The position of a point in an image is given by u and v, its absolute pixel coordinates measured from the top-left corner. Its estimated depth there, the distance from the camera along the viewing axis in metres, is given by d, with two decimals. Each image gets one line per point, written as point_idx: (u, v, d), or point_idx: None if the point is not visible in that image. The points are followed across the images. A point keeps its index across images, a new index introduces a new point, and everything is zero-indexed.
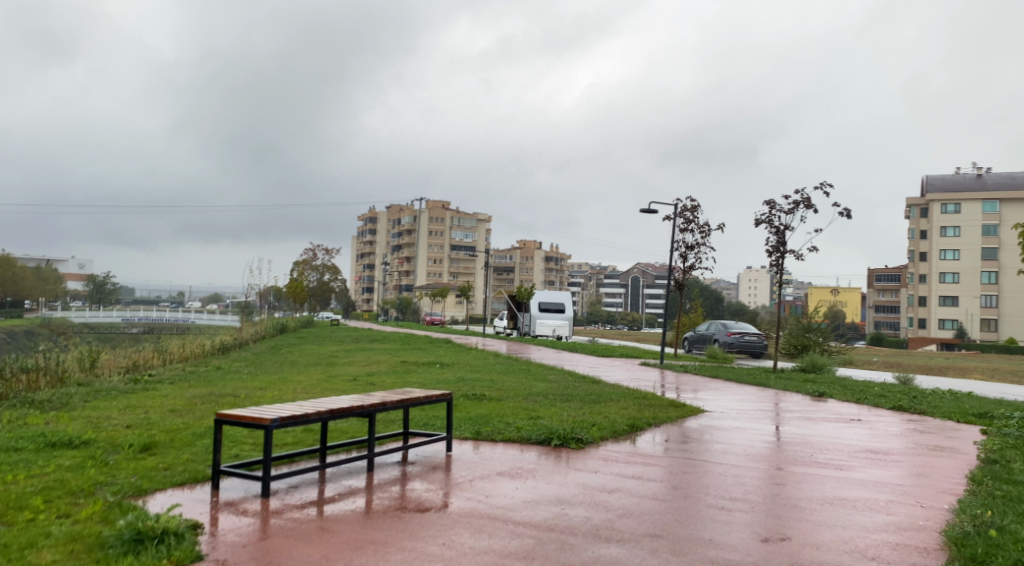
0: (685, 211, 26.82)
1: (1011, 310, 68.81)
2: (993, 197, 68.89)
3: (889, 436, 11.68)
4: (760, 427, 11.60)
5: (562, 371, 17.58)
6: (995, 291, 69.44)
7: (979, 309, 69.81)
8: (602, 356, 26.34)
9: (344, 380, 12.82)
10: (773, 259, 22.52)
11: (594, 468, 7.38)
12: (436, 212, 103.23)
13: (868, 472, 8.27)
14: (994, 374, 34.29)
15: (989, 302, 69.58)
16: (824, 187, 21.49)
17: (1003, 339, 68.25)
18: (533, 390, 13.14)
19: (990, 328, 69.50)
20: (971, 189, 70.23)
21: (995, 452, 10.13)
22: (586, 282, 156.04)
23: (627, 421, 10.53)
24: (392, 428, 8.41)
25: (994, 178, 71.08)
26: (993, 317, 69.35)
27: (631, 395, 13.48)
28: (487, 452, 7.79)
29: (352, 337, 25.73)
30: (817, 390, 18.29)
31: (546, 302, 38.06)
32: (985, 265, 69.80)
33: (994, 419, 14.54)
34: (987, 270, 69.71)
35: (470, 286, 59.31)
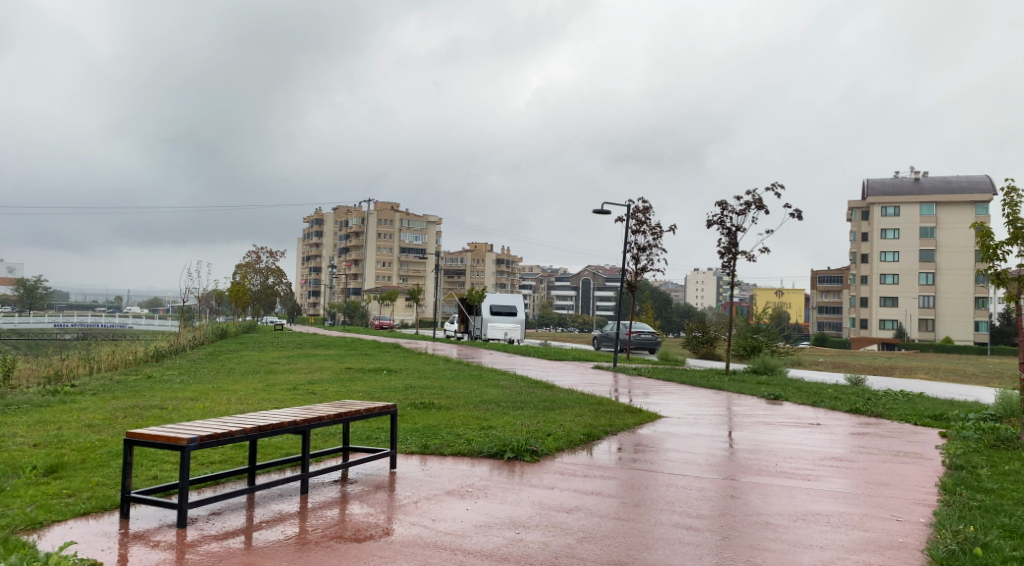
0: (636, 212, 26.55)
1: (947, 310, 70.45)
2: (930, 200, 70.52)
3: (853, 441, 11.34)
4: (717, 434, 11.19)
5: (514, 376, 17.00)
6: (932, 291, 70.87)
7: (918, 309, 71.18)
8: (553, 360, 25.86)
9: (284, 389, 12.09)
10: (725, 260, 22.32)
11: (549, 484, 6.83)
12: (385, 214, 102.00)
13: (836, 483, 7.89)
14: (938, 374, 34.70)
15: (926, 302, 71.05)
16: (776, 189, 21.36)
17: (940, 338, 69.75)
18: (483, 397, 12.55)
19: (928, 327, 70.92)
20: (908, 192, 71.68)
21: (958, 457, 9.89)
22: (536, 284, 155.96)
23: (582, 429, 10.03)
24: (333, 442, 7.78)
25: (932, 180, 72.36)
26: (930, 317, 70.80)
27: (585, 401, 13.01)
28: (433, 468, 7.18)
29: (295, 342, 24.80)
30: (772, 393, 18.00)
31: (498, 304, 37.36)
32: (923, 266, 71.31)
33: (950, 421, 14.37)
34: (924, 271, 71.24)
35: (418, 290, 58.38)
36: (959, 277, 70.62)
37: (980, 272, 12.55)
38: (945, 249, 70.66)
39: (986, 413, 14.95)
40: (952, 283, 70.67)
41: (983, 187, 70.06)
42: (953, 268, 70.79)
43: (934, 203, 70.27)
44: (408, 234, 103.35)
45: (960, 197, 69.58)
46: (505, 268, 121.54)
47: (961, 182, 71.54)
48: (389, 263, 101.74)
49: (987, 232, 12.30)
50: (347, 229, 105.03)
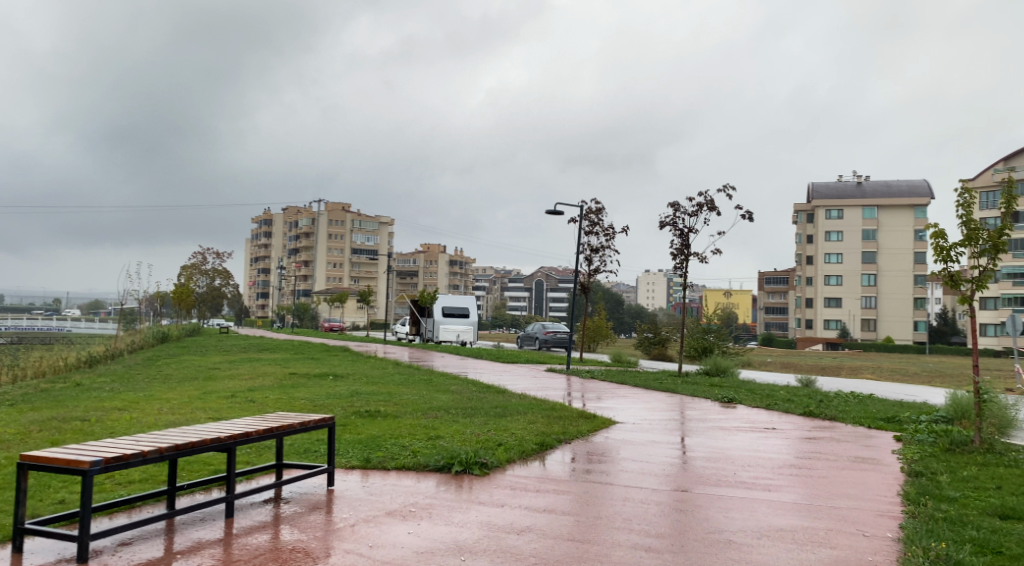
0: (590, 213, 26.30)
1: (889, 311, 71.67)
2: (872, 203, 71.77)
3: (809, 446, 11.08)
4: (672, 441, 10.87)
5: (465, 381, 16.50)
6: (873, 292, 72.09)
7: (860, 310, 72.31)
8: (505, 362, 25.41)
9: (221, 397, 11.42)
10: (677, 262, 22.14)
11: (500, 501, 6.38)
12: (336, 215, 100.48)
13: (800, 494, 7.57)
14: (882, 373, 35.13)
15: (868, 303, 72.17)
16: (728, 190, 21.33)
17: (882, 337, 71.01)
18: (433, 404, 12.07)
19: (869, 327, 72.06)
20: (851, 196, 72.87)
21: (918, 463, 9.71)
22: (490, 285, 155.49)
23: (535, 438, 9.62)
24: (268, 457, 7.23)
25: (873, 184, 73.76)
26: (873, 317, 71.97)
27: (537, 407, 12.60)
28: (374, 485, 6.68)
29: (239, 346, 23.94)
30: (725, 395, 17.75)
31: (450, 306, 36.83)
32: (865, 268, 72.45)
33: (903, 424, 14.24)
34: (866, 272, 72.36)
35: (369, 291, 57.54)
36: (899, 279, 71.94)
37: (934, 274, 12.42)
38: (885, 251, 71.96)
39: (937, 415, 14.92)
40: (894, 284, 71.94)
41: (921, 192, 71.89)
42: (894, 270, 72.10)
43: (876, 206, 71.62)
44: (359, 235, 102.14)
45: (900, 201, 71.11)
46: (459, 269, 120.95)
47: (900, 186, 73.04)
48: (340, 265, 100.69)
49: (941, 234, 12.18)
50: (297, 230, 103.26)
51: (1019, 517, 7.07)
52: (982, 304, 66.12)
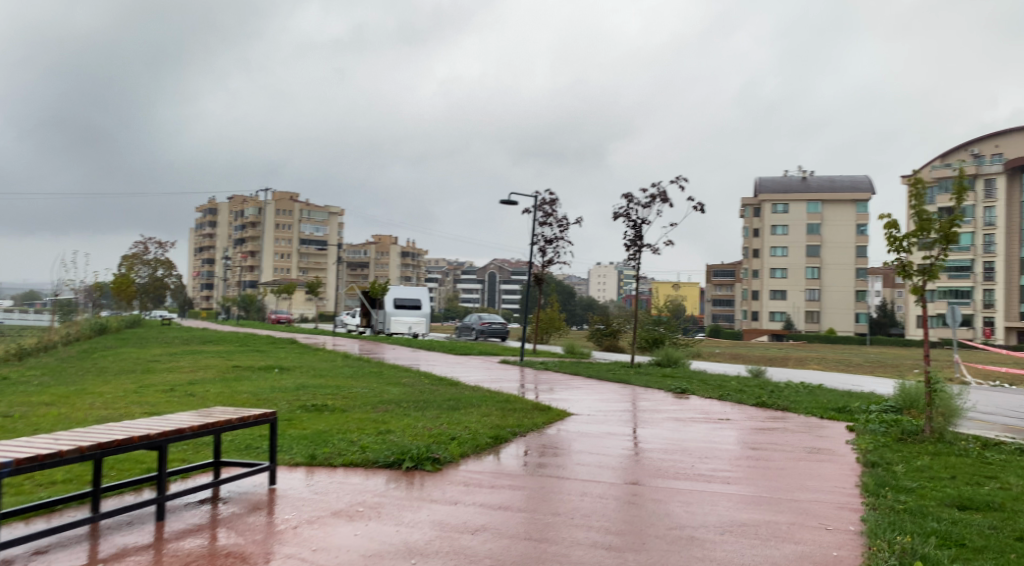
0: (544, 204, 26.08)
1: (832, 303, 73.22)
2: (816, 198, 72.98)
3: (764, 437, 10.98)
4: (627, 432, 10.70)
5: (416, 374, 16.12)
6: (818, 285, 73.34)
7: (804, 302, 73.64)
8: (458, 354, 25.07)
9: (159, 390, 10.89)
10: (630, 254, 22.05)
11: (453, 498, 6.09)
12: (284, 204, 98.84)
13: (757, 487, 7.43)
14: (827, 364, 35.69)
15: (813, 295, 73.48)
16: (680, 182, 21.29)
17: (825, 329, 72.56)
18: (383, 397, 11.71)
19: (813, 319, 73.54)
20: (796, 190, 73.98)
21: (873, 453, 9.67)
22: (442, 277, 154.73)
23: (488, 431, 9.33)
24: (205, 454, 6.81)
25: (817, 179, 75.05)
26: (816, 309, 73.44)
27: (490, 399, 12.31)
28: (319, 483, 6.32)
29: (182, 338, 23.18)
30: (678, 386, 17.70)
31: (402, 297, 36.35)
32: (809, 261, 73.62)
33: (854, 414, 14.32)
34: (811, 265, 73.53)
35: (318, 283, 56.68)
36: (842, 272, 73.34)
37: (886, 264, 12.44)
38: (829, 245, 73.21)
39: (886, 405, 15.05)
40: (837, 277, 73.34)
41: (863, 187, 73.43)
42: (837, 263, 73.44)
43: (820, 201, 72.88)
44: (308, 225, 100.69)
45: (844, 196, 72.45)
46: (410, 261, 120.12)
47: (844, 181, 74.50)
48: (288, 256, 99.28)
49: (894, 224, 12.20)
50: (243, 219, 101.24)
51: (976, 506, 7.03)
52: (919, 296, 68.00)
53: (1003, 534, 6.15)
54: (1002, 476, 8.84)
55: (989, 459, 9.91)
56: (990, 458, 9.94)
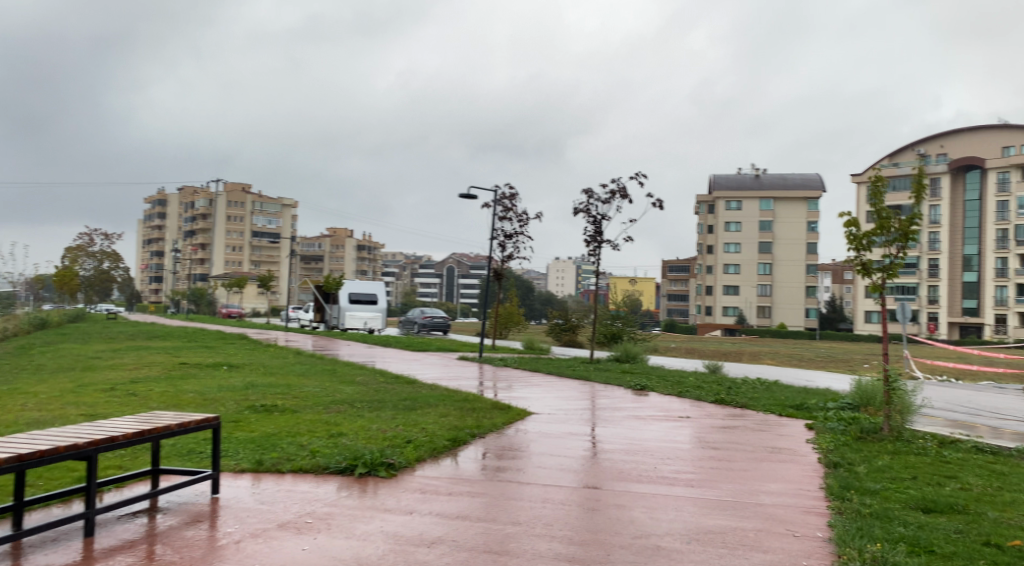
0: (504, 198, 25.82)
1: (783, 298, 74.00)
2: (769, 195, 73.91)
3: (725, 436, 10.83)
4: (587, 432, 10.46)
5: (372, 371, 15.74)
6: (769, 281, 74.19)
7: (756, 297, 74.47)
8: (415, 350, 24.67)
9: (97, 389, 10.39)
10: (589, 249, 21.94)
11: (408, 507, 5.79)
12: (235, 196, 97.20)
13: (722, 490, 7.25)
14: (781, 359, 36.04)
15: (764, 290, 74.29)
16: (640, 177, 21.18)
17: (776, 324, 73.40)
18: (335, 397, 11.35)
19: (765, 314, 74.38)
20: (749, 187, 74.82)
21: (835, 453, 9.57)
22: (399, 270, 153.60)
23: (446, 433, 9.02)
24: (143, 461, 6.42)
25: (770, 177, 76.00)
26: (768, 304, 74.29)
27: (448, 399, 11.99)
28: (266, 491, 5.96)
29: (126, 333, 22.44)
30: (637, 383, 17.56)
31: (356, 292, 35.66)
32: (761, 257, 74.47)
33: (812, 411, 14.27)
34: (762, 262, 74.38)
35: (271, 276, 55.82)
36: (793, 268, 74.27)
37: (847, 262, 12.40)
38: (781, 241, 74.14)
39: (843, 402, 15.06)
40: (788, 273, 74.27)
41: (814, 185, 74.54)
42: (788, 259, 74.28)
43: (772, 198, 73.82)
44: (260, 217, 99.13)
45: (795, 194, 73.46)
46: (367, 254, 119.04)
47: (796, 179, 75.54)
48: (240, 249, 97.62)
49: (854, 222, 12.19)
50: (193, 211, 99.32)
51: (941, 509, 6.91)
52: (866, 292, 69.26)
53: (969, 538, 6.01)
54: (964, 476, 8.78)
55: (948, 458, 9.88)
56: (948, 457, 9.92)
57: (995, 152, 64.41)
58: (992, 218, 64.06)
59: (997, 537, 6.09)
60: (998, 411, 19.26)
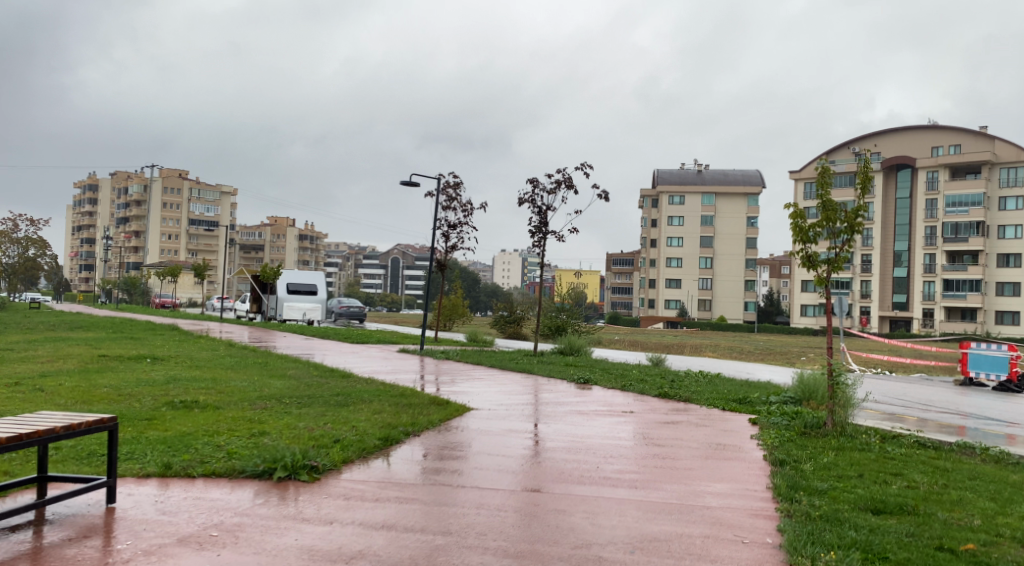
0: (448, 187, 25.28)
1: (724, 292, 74.89)
2: (711, 190, 74.63)
3: (668, 432, 10.54)
4: (527, 429, 10.07)
5: (306, 365, 15.13)
6: (710, 275, 74.97)
7: (698, 291, 75.21)
8: (355, 343, 24.03)
9: (2, 384, 9.64)
10: (535, 240, 21.56)
11: (329, 516, 5.32)
12: (171, 182, 94.73)
13: (670, 492, 6.91)
14: (721, 351, 36.23)
15: (705, 284, 75.01)
16: (585, 168, 20.86)
17: (717, 317, 74.18)
18: (264, 393, 10.78)
19: (706, 307, 75.12)
20: (692, 182, 75.45)
21: (781, 450, 9.33)
22: (342, 261, 151.32)
23: (378, 431, 8.55)
24: (33, 466, 5.81)
25: (712, 172, 76.79)
26: (709, 297, 75.07)
27: (384, 394, 11.51)
28: (170, 500, 5.39)
29: (47, 324, 21.35)
30: (580, 376, 17.23)
31: (295, 283, 34.83)
32: (703, 252, 75.19)
33: (755, 405, 14.08)
34: (704, 256, 75.09)
35: (205, 265, 54.37)
36: (733, 262, 75.20)
37: (792, 254, 12.20)
38: (722, 236, 74.95)
39: (786, 396, 14.91)
40: (728, 267, 75.14)
41: (755, 180, 75.55)
42: (729, 253, 75.07)
43: (714, 193, 74.53)
44: (198, 205, 96.75)
45: (736, 189, 74.37)
46: (308, 244, 117.04)
47: (737, 174, 76.45)
48: (176, 237, 95.12)
49: (800, 213, 12.00)
50: (126, 197, 96.44)
51: (891, 510, 6.70)
52: (802, 286, 70.46)
53: (921, 542, 5.77)
54: (909, 473, 8.61)
55: (892, 454, 9.73)
56: (893, 453, 9.78)
57: (924, 152, 65.81)
58: (922, 215, 65.77)
59: (949, 541, 5.85)
60: (934, 404, 19.45)
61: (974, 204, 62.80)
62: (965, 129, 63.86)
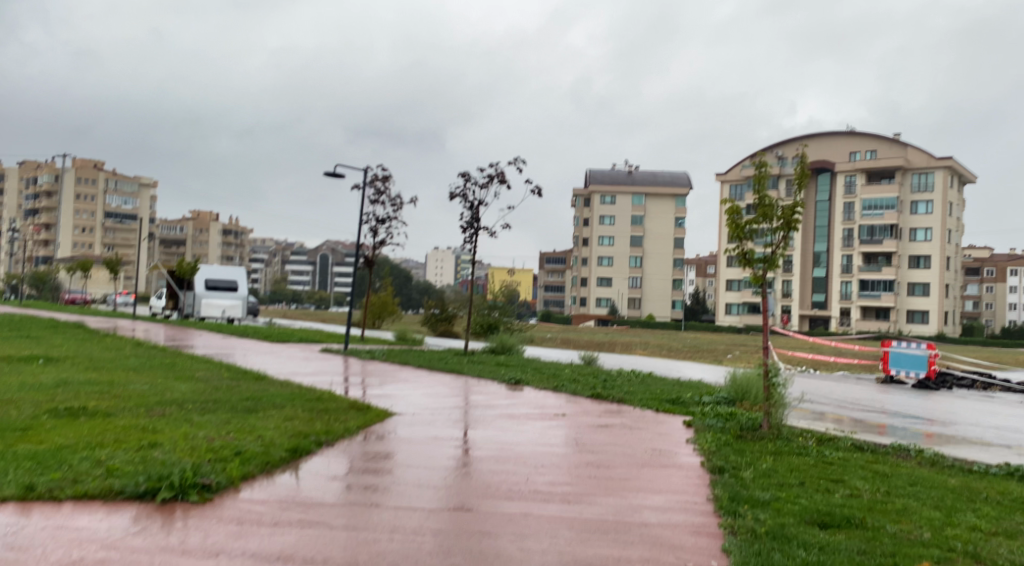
0: (376, 181, 24.43)
1: (653, 290, 75.59)
2: (641, 190, 75.17)
3: (601, 436, 10.03)
4: (450, 434, 9.50)
5: (216, 369, 14.36)
6: (640, 273, 75.47)
7: (628, 289, 75.64)
8: (275, 342, 23.04)
9: None
10: (467, 236, 20.92)
11: (215, 547, 4.70)
12: (85, 172, 91.04)
13: (612, 509, 6.35)
14: (651, 349, 36.32)
15: (635, 283, 75.52)
16: (519, 164, 20.28)
17: (646, 314, 74.79)
18: (166, 402, 10.24)
19: (635, 305, 75.67)
20: (623, 182, 75.81)
21: (717, 456, 8.91)
22: (268, 257, 147.97)
23: (286, 442, 8.19)
24: None
25: (642, 173, 77.51)
26: (638, 296, 75.63)
27: (298, 399, 11.14)
28: (25, 533, 4.78)
29: None
30: (510, 377, 16.62)
31: (214, 279, 33.45)
32: (633, 251, 75.66)
33: (689, 406, 13.68)
34: (634, 255, 75.54)
35: (116, 259, 51.91)
36: (663, 261, 75.87)
37: (728, 251, 11.81)
38: (651, 236, 75.57)
39: (719, 395, 14.51)
40: (657, 265, 75.82)
41: (683, 182, 76.58)
42: (658, 252, 75.72)
43: (644, 193, 75.12)
44: (115, 197, 93.34)
45: (665, 190, 75.14)
46: (232, 239, 114.09)
47: (667, 175, 77.26)
48: (91, 230, 91.55)
49: (736, 208, 11.59)
50: (35, 188, 92.17)
51: (839, 524, 6.33)
52: (727, 284, 71.46)
53: (873, 561, 5.36)
54: (849, 479, 8.25)
55: (831, 459, 9.39)
56: (831, 458, 9.43)
57: (843, 156, 67.35)
58: (840, 218, 67.37)
59: (902, 558, 5.45)
60: (861, 403, 19.46)
61: (888, 207, 64.58)
62: (881, 135, 65.58)
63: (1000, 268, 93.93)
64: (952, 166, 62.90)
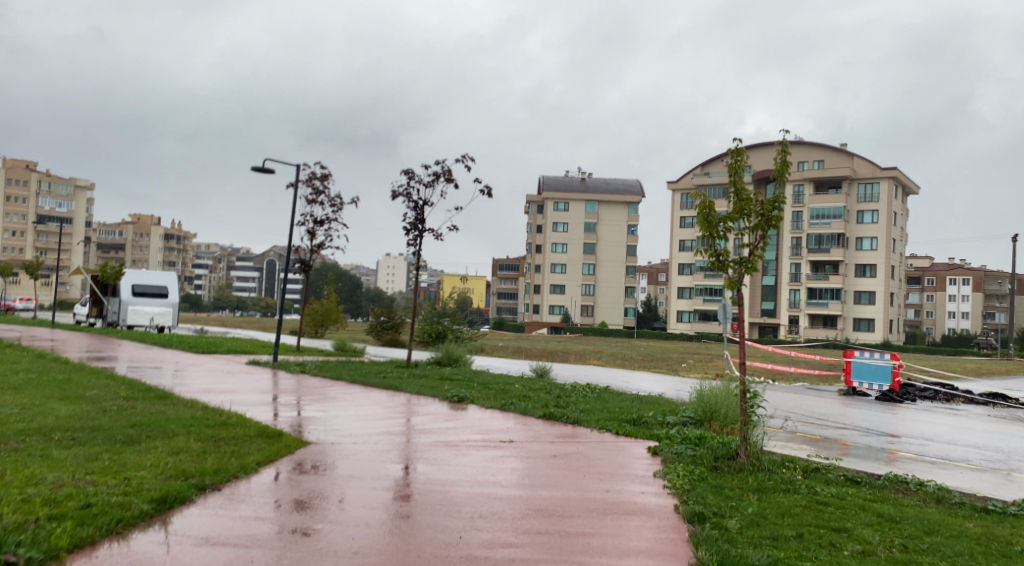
0: (313, 179, 22.68)
1: (606, 297, 74.73)
2: (593, 198, 74.26)
3: (554, 470, 8.47)
4: (376, 471, 7.87)
5: (116, 386, 12.54)
6: (592, 281, 74.44)
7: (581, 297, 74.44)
8: (197, 353, 21.12)
9: None
10: (409, 238, 19.24)
11: None
12: (17, 173, 87.46)
13: None
14: (604, 358, 35.04)
15: (588, 290, 74.44)
16: (465, 160, 18.71)
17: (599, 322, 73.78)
18: (24, 432, 8.51)
19: (588, 313, 74.56)
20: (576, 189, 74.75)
21: (694, 499, 7.36)
22: (212, 263, 143.70)
23: (158, 486, 6.56)
24: None
25: (595, 180, 76.63)
26: (591, 303, 74.54)
27: (197, 425, 9.44)
28: None
29: None
30: (454, 393, 14.95)
31: (141, 284, 31.15)
32: (586, 258, 74.58)
33: (651, 427, 12.16)
34: (587, 262, 74.50)
35: (37, 264, 48.76)
36: (616, 268, 74.90)
37: (700, 253, 10.31)
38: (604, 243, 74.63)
39: (686, 416, 12.98)
40: (610, 273, 74.90)
41: (635, 190, 75.93)
42: (611, 259, 74.85)
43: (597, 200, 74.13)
44: (48, 199, 89.84)
45: (617, 197, 74.45)
46: (175, 244, 110.64)
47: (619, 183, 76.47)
48: (21, 233, 87.74)
49: (708, 204, 10.12)
50: None
51: None
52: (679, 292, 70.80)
53: None
54: (853, 527, 6.78)
55: (824, 498, 7.91)
56: (824, 496, 7.98)
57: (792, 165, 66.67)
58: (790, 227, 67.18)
59: None
60: (829, 418, 18.27)
61: (836, 216, 64.28)
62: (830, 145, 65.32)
63: (941, 277, 95.12)
64: (897, 176, 63.23)
